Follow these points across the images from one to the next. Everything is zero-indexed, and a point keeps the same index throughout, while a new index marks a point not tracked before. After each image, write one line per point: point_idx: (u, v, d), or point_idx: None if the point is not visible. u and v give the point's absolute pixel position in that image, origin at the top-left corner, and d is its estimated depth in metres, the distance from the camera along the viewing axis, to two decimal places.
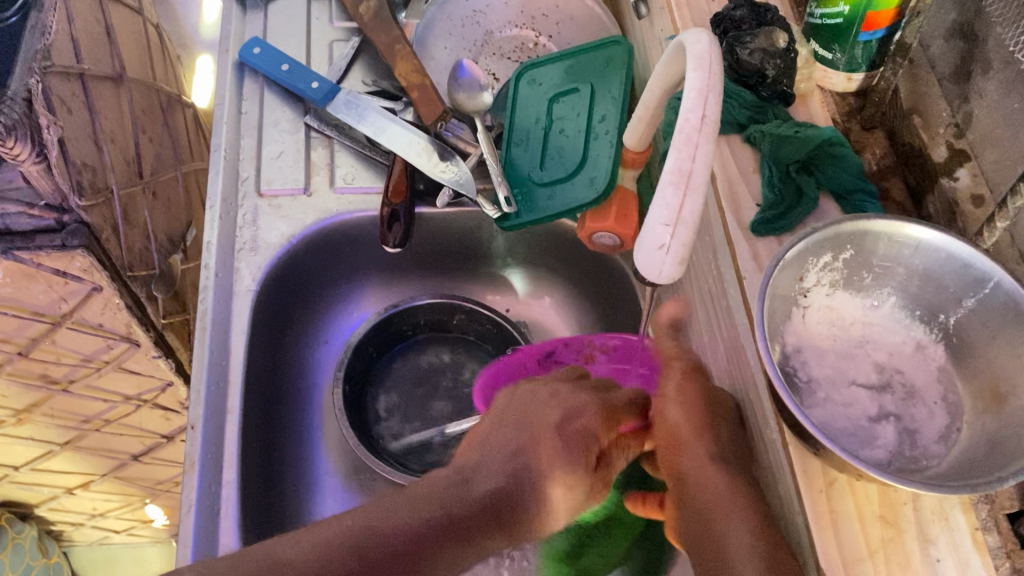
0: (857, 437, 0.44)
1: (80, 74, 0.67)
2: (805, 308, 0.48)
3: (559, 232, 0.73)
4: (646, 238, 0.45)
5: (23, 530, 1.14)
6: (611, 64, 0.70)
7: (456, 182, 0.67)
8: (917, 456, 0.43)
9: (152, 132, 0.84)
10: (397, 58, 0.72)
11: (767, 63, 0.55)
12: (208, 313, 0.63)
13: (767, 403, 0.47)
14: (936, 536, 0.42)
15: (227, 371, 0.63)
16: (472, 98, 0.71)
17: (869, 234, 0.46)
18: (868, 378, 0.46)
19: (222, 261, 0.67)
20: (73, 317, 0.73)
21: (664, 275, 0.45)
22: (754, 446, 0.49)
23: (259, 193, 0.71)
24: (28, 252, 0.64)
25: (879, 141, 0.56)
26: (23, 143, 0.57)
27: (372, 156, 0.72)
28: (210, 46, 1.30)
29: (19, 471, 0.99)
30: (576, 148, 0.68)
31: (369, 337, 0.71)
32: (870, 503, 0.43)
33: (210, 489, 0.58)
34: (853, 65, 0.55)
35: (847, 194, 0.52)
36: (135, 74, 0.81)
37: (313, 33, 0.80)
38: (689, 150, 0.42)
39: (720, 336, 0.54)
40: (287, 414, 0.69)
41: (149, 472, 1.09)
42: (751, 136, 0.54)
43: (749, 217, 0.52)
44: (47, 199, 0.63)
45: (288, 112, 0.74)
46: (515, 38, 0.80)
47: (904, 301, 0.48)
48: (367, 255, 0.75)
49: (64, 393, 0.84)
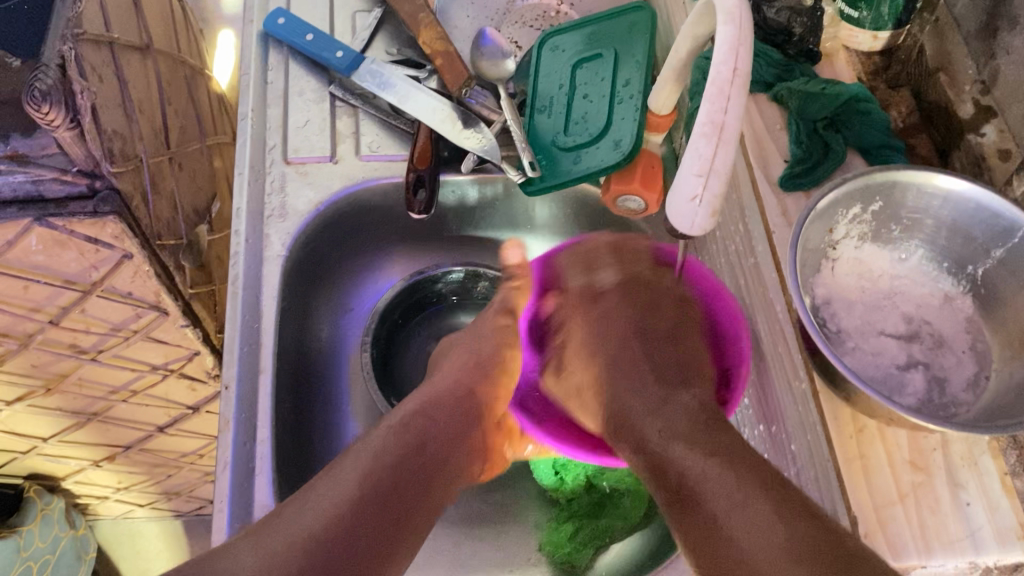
0: (887, 384, 0.45)
1: (110, 43, 0.68)
2: (834, 261, 0.49)
3: (583, 197, 0.73)
4: (676, 188, 0.44)
5: (51, 501, 1.15)
6: (634, 29, 0.71)
7: (481, 149, 0.68)
8: (946, 404, 0.44)
9: (178, 103, 0.85)
10: (421, 27, 0.73)
11: (793, 21, 0.56)
12: (239, 277, 0.65)
13: (797, 354, 0.47)
14: (965, 480, 0.43)
15: (259, 333, 0.63)
16: (495, 65, 0.73)
17: (899, 185, 0.46)
18: (897, 328, 0.47)
19: (252, 228, 0.68)
20: (103, 285, 0.74)
21: (696, 228, 0.45)
22: (782, 400, 0.50)
23: (286, 160, 0.72)
24: (61, 219, 0.65)
25: (905, 99, 0.58)
26: (58, 108, 0.58)
27: (396, 124, 0.72)
28: (233, 19, 1.31)
29: (48, 443, 1.01)
30: (600, 112, 0.68)
31: (395, 302, 0.72)
32: (900, 448, 0.44)
33: (244, 447, 0.58)
34: (879, 22, 0.56)
35: (873, 149, 0.52)
36: (161, 45, 0.82)
37: (336, 3, 0.80)
38: (721, 101, 0.43)
39: (744, 287, 0.55)
40: (315, 380, 0.70)
41: (175, 444, 1.11)
42: (778, 95, 0.55)
43: (778, 174, 0.53)
44: (80, 165, 0.64)
45: (313, 82, 0.75)
46: (538, 7, 0.80)
47: (932, 253, 0.48)
48: (391, 224, 0.76)
49: (92, 362, 0.85)
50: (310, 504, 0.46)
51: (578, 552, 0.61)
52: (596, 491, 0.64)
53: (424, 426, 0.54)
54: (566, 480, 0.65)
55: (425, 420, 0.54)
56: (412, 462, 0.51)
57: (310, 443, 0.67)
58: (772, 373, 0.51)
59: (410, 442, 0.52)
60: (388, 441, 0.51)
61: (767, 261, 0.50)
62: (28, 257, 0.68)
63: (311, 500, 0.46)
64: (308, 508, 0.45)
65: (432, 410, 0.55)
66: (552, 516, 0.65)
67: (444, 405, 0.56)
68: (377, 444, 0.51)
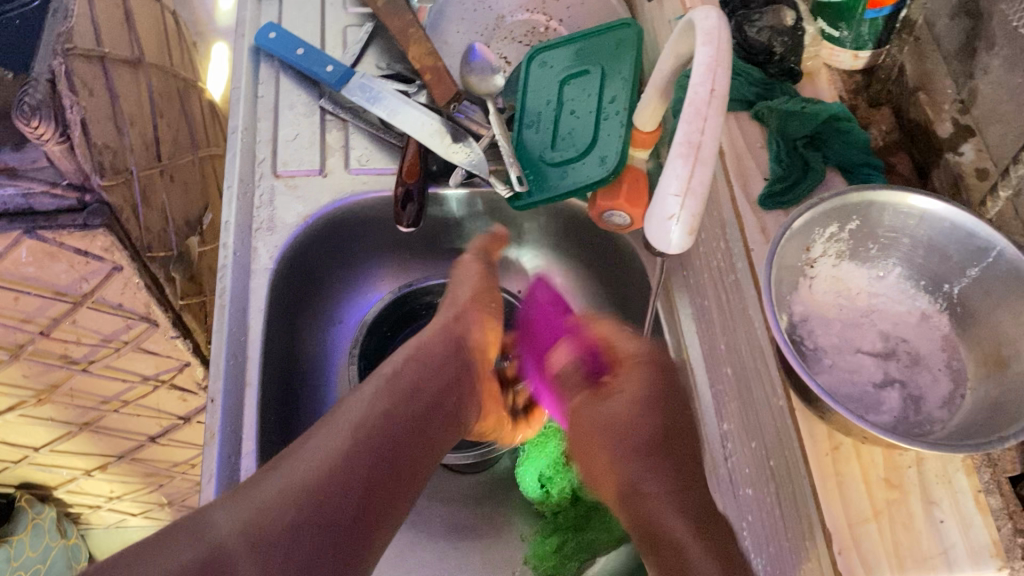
0: (863, 402, 0.45)
1: (101, 57, 0.69)
2: (811, 278, 0.49)
3: (570, 211, 0.74)
4: (655, 209, 0.45)
5: (43, 511, 1.16)
6: (621, 46, 0.71)
7: (469, 163, 0.68)
8: (921, 421, 0.44)
9: (170, 116, 0.86)
10: (411, 42, 0.74)
11: (775, 40, 0.57)
12: (227, 290, 0.65)
13: (775, 371, 0.48)
14: (939, 498, 0.43)
15: (245, 346, 0.64)
16: (484, 81, 0.73)
17: (874, 204, 0.47)
18: (873, 346, 0.47)
19: (240, 240, 0.68)
20: (94, 297, 0.75)
21: (674, 245, 0.46)
22: (761, 417, 0.51)
23: (276, 174, 0.72)
24: (50, 231, 0.66)
25: (886, 117, 0.58)
26: (48, 123, 0.59)
27: (385, 138, 0.73)
28: (227, 33, 1.33)
29: (39, 453, 1.01)
30: (587, 127, 0.68)
31: (383, 315, 0.73)
32: (875, 466, 0.44)
33: (229, 460, 0.59)
34: (860, 41, 0.56)
35: (853, 167, 0.53)
36: (153, 58, 0.83)
37: (327, 18, 0.81)
38: (698, 122, 0.43)
39: (725, 304, 0.56)
40: (303, 391, 0.71)
41: (167, 454, 1.11)
42: (759, 113, 0.55)
43: (757, 192, 0.53)
44: (70, 178, 0.64)
45: (303, 96, 0.76)
46: (527, 23, 0.80)
47: (909, 271, 0.49)
48: (380, 238, 0.76)
49: (83, 373, 0.86)
50: (297, 460, 0.44)
51: (562, 565, 0.62)
52: (582, 504, 0.64)
53: (409, 381, 0.52)
54: (551, 494, 0.64)
55: (408, 377, 0.52)
56: (398, 415, 0.49)
57: None
58: (752, 390, 0.52)
59: (397, 396, 0.50)
60: (368, 397, 0.50)
61: (747, 278, 0.51)
62: (18, 269, 0.69)
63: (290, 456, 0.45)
64: (291, 461, 0.44)
65: (416, 369, 0.54)
66: (537, 530, 0.65)
67: (425, 365, 0.54)
68: (358, 400, 0.49)
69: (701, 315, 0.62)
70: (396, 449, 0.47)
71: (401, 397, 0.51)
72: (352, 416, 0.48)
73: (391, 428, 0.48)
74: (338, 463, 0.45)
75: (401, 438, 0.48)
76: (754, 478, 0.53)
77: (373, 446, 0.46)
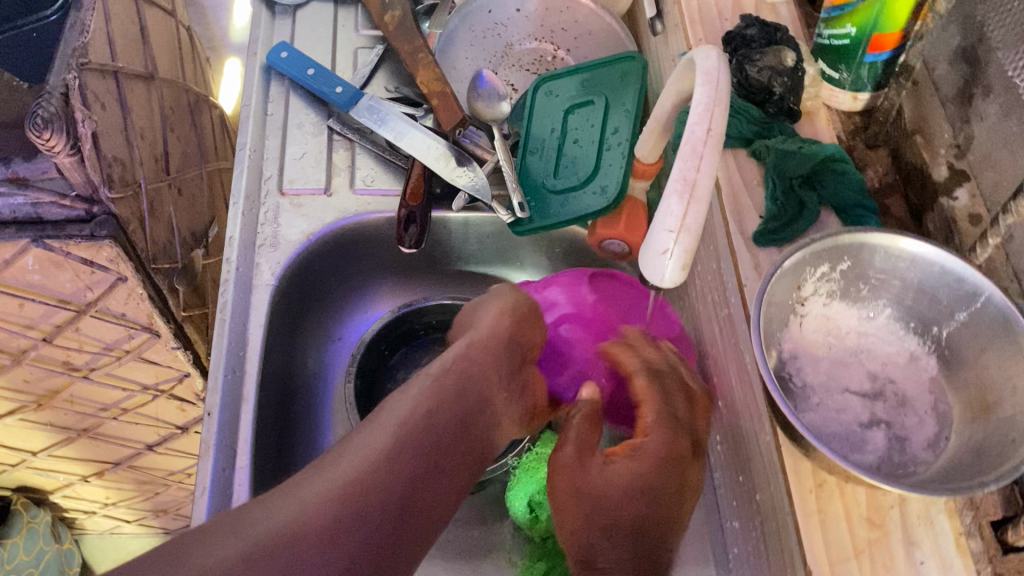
0: (848, 441, 0.46)
1: (115, 71, 0.70)
2: (802, 316, 0.50)
3: (571, 237, 0.75)
4: (650, 242, 0.46)
5: (37, 515, 1.16)
6: (625, 78, 0.72)
7: (472, 187, 0.69)
8: (905, 462, 0.45)
9: (180, 129, 0.87)
10: (420, 67, 0.75)
11: (774, 80, 0.56)
12: (228, 305, 0.66)
13: (763, 407, 0.49)
14: (921, 539, 0.43)
15: (244, 361, 0.64)
16: (491, 107, 0.75)
17: (865, 246, 0.48)
18: (861, 385, 0.48)
19: (243, 257, 0.69)
20: (98, 305, 0.76)
21: (667, 279, 0.46)
22: (752, 450, 0.51)
23: (281, 191, 0.73)
24: (58, 241, 0.67)
25: (882, 159, 0.59)
26: (60, 135, 0.60)
27: (391, 159, 0.74)
28: (239, 48, 1.34)
29: (36, 457, 1.02)
30: (589, 157, 0.69)
31: (382, 334, 0.74)
32: (858, 505, 0.45)
33: (223, 474, 0.59)
34: (859, 84, 0.57)
35: (847, 208, 0.54)
36: (166, 72, 0.84)
37: (339, 39, 0.83)
38: (694, 160, 0.44)
39: (718, 335, 0.56)
40: (299, 407, 0.71)
41: (164, 462, 1.11)
42: (757, 151, 0.56)
43: (752, 228, 0.54)
44: (78, 190, 0.66)
45: (312, 115, 0.77)
46: (535, 51, 0.81)
47: (899, 312, 0.49)
48: (381, 258, 0.77)
49: (84, 380, 0.87)
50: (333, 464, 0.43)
51: None
52: None
53: (456, 382, 0.50)
54: (540, 519, 0.63)
55: (456, 375, 0.50)
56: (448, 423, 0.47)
57: (292, 470, 0.68)
58: (744, 423, 0.52)
59: (444, 396, 0.48)
60: (430, 382, 0.49)
61: (739, 313, 0.52)
62: (25, 276, 0.70)
63: (327, 469, 0.42)
64: (342, 460, 0.43)
65: (458, 368, 0.51)
66: (526, 555, 0.65)
67: (467, 373, 0.51)
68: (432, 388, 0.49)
69: (695, 347, 0.62)
70: (453, 442, 0.47)
71: (447, 397, 0.48)
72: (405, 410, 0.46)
73: (439, 432, 0.46)
74: (377, 460, 0.43)
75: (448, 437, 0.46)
76: (741, 510, 0.53)
77: (418, 446, 0.45)
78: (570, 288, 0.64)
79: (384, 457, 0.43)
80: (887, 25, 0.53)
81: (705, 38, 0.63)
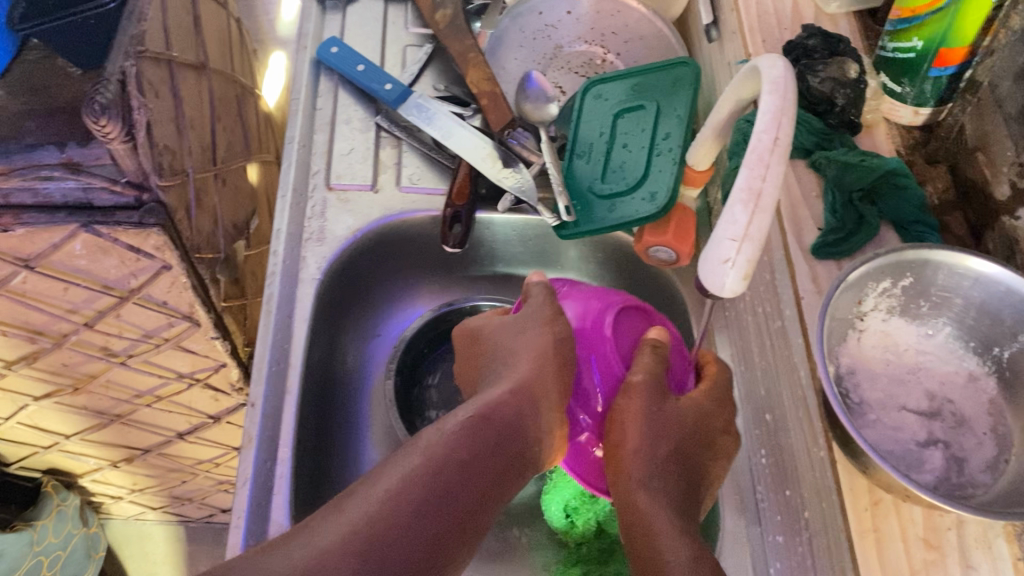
0: (905, 460, 0.45)
1: (169, 61, 0.70)
2: (860, 331, 0.49)
3: (616, 243, 0.74)
4: (710, 251, 0.46)
5: (67, 498, 1.17)
6: (678, 84, 0.71)
7: (518, 189, 0.69)
8: (964, 484, 0.44)
9: (227, 120, 0.87)
10: (470, 66, 0.75)
11: (837, 92, 0.56)
12: (274, 296, 0.66)
13: (818, 421, 0.48)
14: (978, 563, 0.43)
15: (289, 353, 0.65)
16: (539, 109, 0.75)
17: (929, 263, 0.47)
18: (919, 404, 0.47)
19: (290, 250, 0.69)
20: (140, 293, 0.76)
21: (727, 289, 0.45)
22: (802, 464, 0.51)
23: (328, 186, 0.73)
24: (106, 227, 0.67)
25: (942, 175, 0.58)
26: (115, 122, 0.60)
27: (437, 158, 0.74)
28: (286, 43, 1.36)
29: (70, 440, 1.03)
30: (638, 163, 0.69)
31: (422, 332, 0.74)
32: (915, 525, 0.44)
33: (265, 466, 0.59)
34: (922, 98, 0.57)
35: (907, 225, 0.53)
36: (216, 64, 0.84)
37: (389, 36, 0.83)
38: (760, 169, 0.44)
39: (769, 348, 0.56)
40: (339, 402, 0.71)
41: (194, 451, 1.12)
42: (817, 162, 0.56)
43: (811, 241, 0.54)
44: (129, 176, 0.66)
45: (360, 111, 0.77)
46: (584, 54, 0.81)
47: (959, 331, 0.49)
48: (423, 257, 0.77)
49: (121, 366, 0.87)
50: (377, 483, 0.44)
51: None
52: (607, 537, 0.63)
53: (497, 423, 0.49)
54: (576, 524, 0.63)
55: (496, 408, 0.49)
56: (489, 449, 0.47)
57: (330, 463, 0.68)
58: (794, 438, 0.52)
59: (479, 438, 0.47)
60: (480, 402, 0.50)
61: (795, 326, 0.51)
62: (71, 260, 0.70)
63: (368, 487, 0.44)
64: (383, 480, 0.44)
65: (503, 400, 0.50)
66: (560, 559, 0.65)
67: (513, 403, 0.50)
68: (477, 411, 0.49)
69: (741, 358, 0.62)
70: (496, 468, 0.47)
71: (481, 440, 0.47)
72: (447, 433, 0.47)
73: (481, 457, 0.47)
74: (421, 486, 0.44)
75: (489, 463, 0.47)
76: (785, 524, 0.53)
77: (460, 472, 0.45)
78: (583, 300, 0.57)
79: (430, 481, 0.44)
80: (955, 39, 0.52)
81: (764, 48, 0.63)
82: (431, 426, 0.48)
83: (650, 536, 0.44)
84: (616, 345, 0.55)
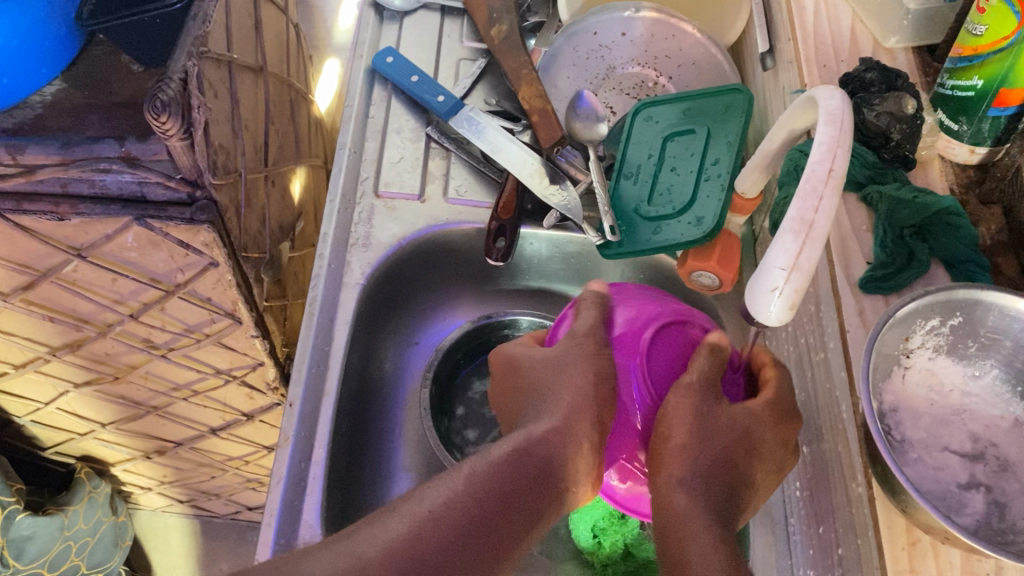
0: (945, 501, 0.45)
1: (229, 62, 0.72)
2: (906, 368, 0.49)
3: (658, 265, 0.74)
4: (759, 277, 0.45)
5: (99, 485, 1.19)
6: (729, 111, 0.71)
7: (564, 208, 0.69)
8: (1005, 530, 0.43)
9: (280, 123, 0.89)
10: (522, 83, 0.75)
11: (893, 127, 0.56)
12: (317, 299, 0.67)
13: (858, 456, 0.48)
14: None
15: (329, 356, 0.65)
16: (589, 128, 0.73)
17: (980, 304, 0.46)
18: (962, 446, 0.47)
19: (336, 254, 0.70)
20: (186, 288, 0.77)
21: (772, 317, 0.46)
22: (839, 499, 0.50)
23: (377, 193, 0.74)
24: (159, 221, 0.68)
25: (996, 217, 0.57)
26: (175, 119, 0.60)
27: (485, 171, 0.74)
28: (341, 50, 1.38)
29: (106, 429, 1.04)
30: (686, 186, 0.69)
31: (460, 342, 0.74)
32: (952, 568, 0.43)
33: (300, 466, 0.60)
34: (978, 138, 0.56)
35: (957, 263, 0.52)
36: (274, 67, 0.86)
37: (443, 48, 0.84)
38: (813, 200, 0.43)
39: (811, 379, 0.55)
40: (374, 407, 0.72)
41: (225, 447, 1.13)
42: (869, 196, 0.56)
43: (859, 275, 0.53)
44: (183, 173, 0.66)
45: (412, 121, 0.78)
46: (637, 76, 0.81)
47: (1006, 374, 0.48)
48: (465, 270, 0.78)
49: (162, 359, 0.88)
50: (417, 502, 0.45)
51: None
52: (633, 560, 0.64)
53: (541, 449, 0.49)
54: (603, 545, 0.63)
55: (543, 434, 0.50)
56: (532, 475, 0.47)
57: (362, 467, 0.68)
58: (833, 472, 0.51)
59: (522, 464, 0.48)
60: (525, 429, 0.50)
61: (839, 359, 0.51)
62: (122, 252, 0.72)
63: (407, 506, 0.45)
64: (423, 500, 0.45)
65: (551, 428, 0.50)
66: None
67: (558, 428, 0.50)
68: (523, 438, 0.49)
69: None
70: (536, 495, 0.47)
71: (525, 470, 0.47)
72: (490, 458, 0.48)
73: (521, 484, 0.47)
74: (458, 508, 0.45)
75: (531, 488, 0.47)
76: (819, 560, 0.52)
77: (498, 496, 0.46)
78: (634, 307, 0.57)
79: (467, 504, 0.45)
80: (1015, 80, 0.51)
81: (821, 79, 0.63)
82: (476, 453, 0.48)
83: (680, 552, 0.44)
84: (665, 349, 0.54)
